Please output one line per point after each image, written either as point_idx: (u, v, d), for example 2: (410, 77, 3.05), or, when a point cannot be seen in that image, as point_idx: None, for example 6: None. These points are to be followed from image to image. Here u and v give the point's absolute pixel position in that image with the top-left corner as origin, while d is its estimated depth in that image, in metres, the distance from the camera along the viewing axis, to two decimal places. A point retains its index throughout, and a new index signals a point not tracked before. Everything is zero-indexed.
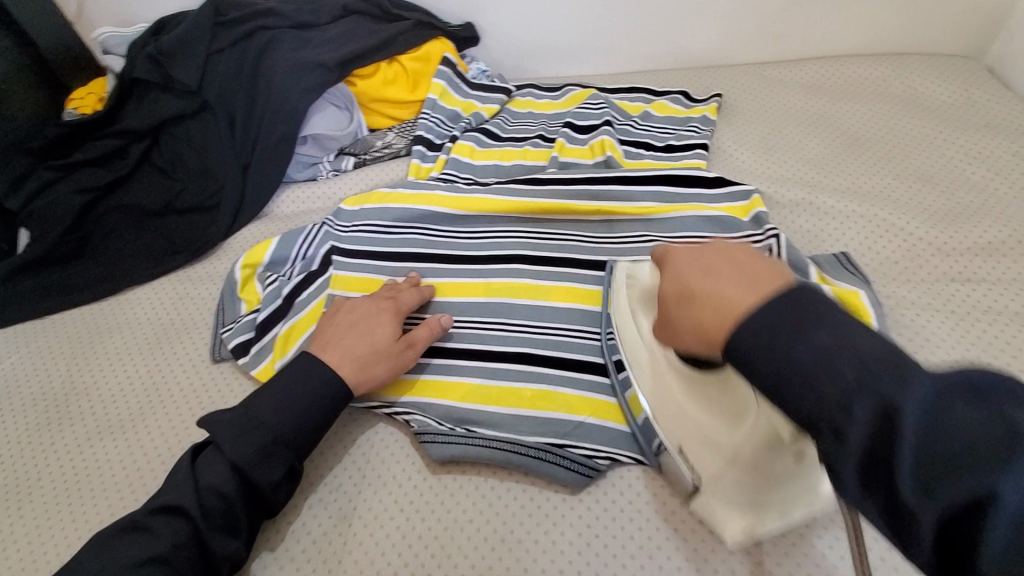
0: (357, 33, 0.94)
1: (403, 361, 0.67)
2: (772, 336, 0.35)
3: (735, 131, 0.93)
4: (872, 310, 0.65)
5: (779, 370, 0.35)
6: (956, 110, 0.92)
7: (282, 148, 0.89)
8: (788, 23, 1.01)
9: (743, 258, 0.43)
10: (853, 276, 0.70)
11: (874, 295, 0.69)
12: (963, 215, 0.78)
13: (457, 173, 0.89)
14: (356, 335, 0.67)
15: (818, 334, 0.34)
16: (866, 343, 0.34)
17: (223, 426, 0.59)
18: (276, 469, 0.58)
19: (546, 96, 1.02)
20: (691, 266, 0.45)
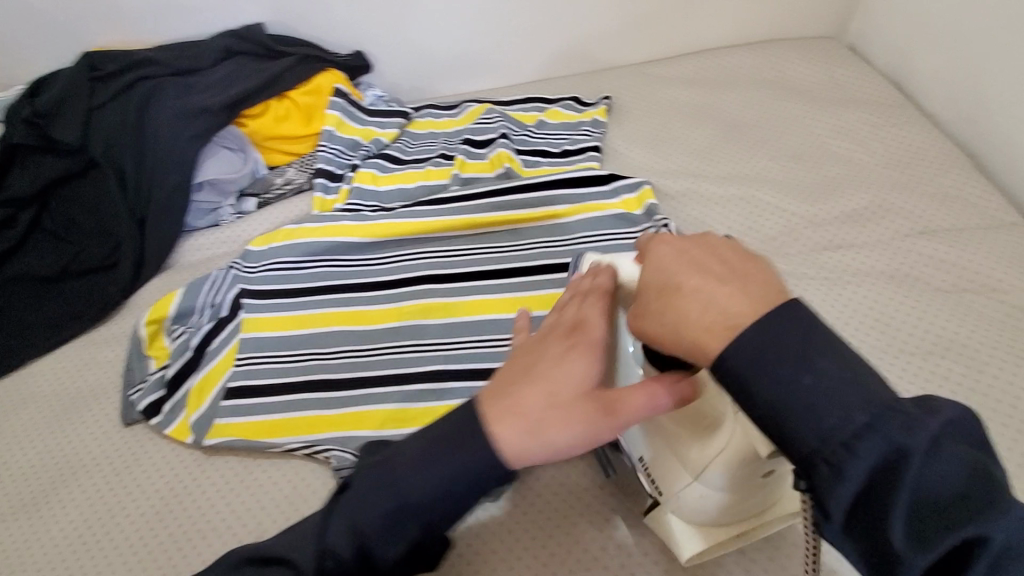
0: (242, 73, 0.93)
1: (602, 422, 0.45)
2: (775, 355, 0.38)
3: (626, 130, 0.98)
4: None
5: (774, 394, 0.38)
6: (823, 89, 0.99)
7: (176, 197, 0.88)
8: (665, 23, 1.07)
9: (734, 261, 0.43)
10: None
11: None
12: (832, 187, 0.85)
13: (361, 203, 0.90)
14: (523, 380, 0.47)
15: (827, 357, 0.38)
16: (856, 372, 0.37)
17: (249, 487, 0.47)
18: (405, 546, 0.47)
19: (445, 114, 1.04)
20: (679, 261, 0.44)
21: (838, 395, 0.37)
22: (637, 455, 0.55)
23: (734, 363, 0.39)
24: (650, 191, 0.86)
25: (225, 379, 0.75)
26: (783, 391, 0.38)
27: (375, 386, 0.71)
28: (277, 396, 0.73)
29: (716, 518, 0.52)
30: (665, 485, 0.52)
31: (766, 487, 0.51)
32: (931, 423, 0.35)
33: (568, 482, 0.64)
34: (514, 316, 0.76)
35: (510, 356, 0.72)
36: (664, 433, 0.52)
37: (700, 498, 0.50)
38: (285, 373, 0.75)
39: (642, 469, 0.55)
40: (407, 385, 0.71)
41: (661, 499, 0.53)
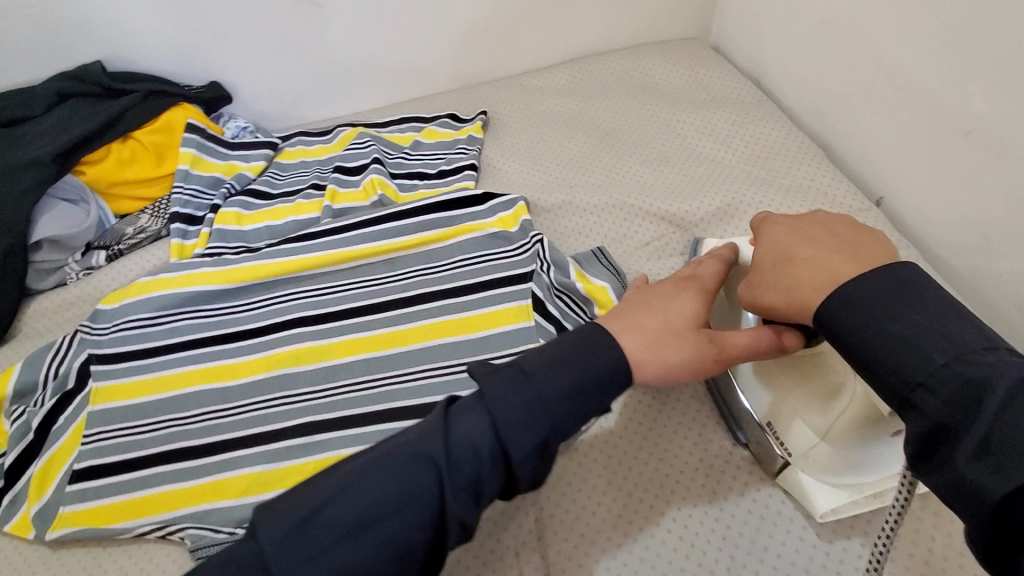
0: (77, 117, 0.85)
1: (700, 364, 0.53)
2: (873, 299, 0.43)
3: (501, 147, 0.96)
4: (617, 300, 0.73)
5: (871, 329, 0.43)
6: (691, 88, 1.01)
7: (7, 262, 0.78)
8: (535, 34, 1.07)
9: (847, 235, 0.50)
10: (608, 270, 0.76)
11: (625, 285, 0.75)
12: (698, 186, 0.85)
13: (223, 245, 0.84)
14: (643, 309, 0.55)
15: (912, 311, 0.42)
16: (956, 329, 0.41)
17: (508, 423, 0.45)
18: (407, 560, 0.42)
19: (318, 140, 0.99)
20: (791, 236, 0.52)
21: (954, 338, 0.40)
22: (764, 422, 0.60)
23: (828, 316, 0.45)
24: (525, 208, 0.84)
25: (71, 462, 0.68)
26: (880, 331, 0.42)
27: (235, 450, 0.66)
28: (128, 474, 0.66)
29: (835, 473, 0.56)
30: (794, 447, 0.58)
31: (878, 446, 0.54)
32: (999, 372, 0.38)
33: None
34: (389, 352, 0.73)
35: (383, 396, 0.69)
36: (796, 397, 0.58)
37: (822, 451, 0.56)
38: (138, 446, 0.68)
39: (770, 436, 0.60)
40: (275, 442, 0.67)
41: (791, 460, 0.59)
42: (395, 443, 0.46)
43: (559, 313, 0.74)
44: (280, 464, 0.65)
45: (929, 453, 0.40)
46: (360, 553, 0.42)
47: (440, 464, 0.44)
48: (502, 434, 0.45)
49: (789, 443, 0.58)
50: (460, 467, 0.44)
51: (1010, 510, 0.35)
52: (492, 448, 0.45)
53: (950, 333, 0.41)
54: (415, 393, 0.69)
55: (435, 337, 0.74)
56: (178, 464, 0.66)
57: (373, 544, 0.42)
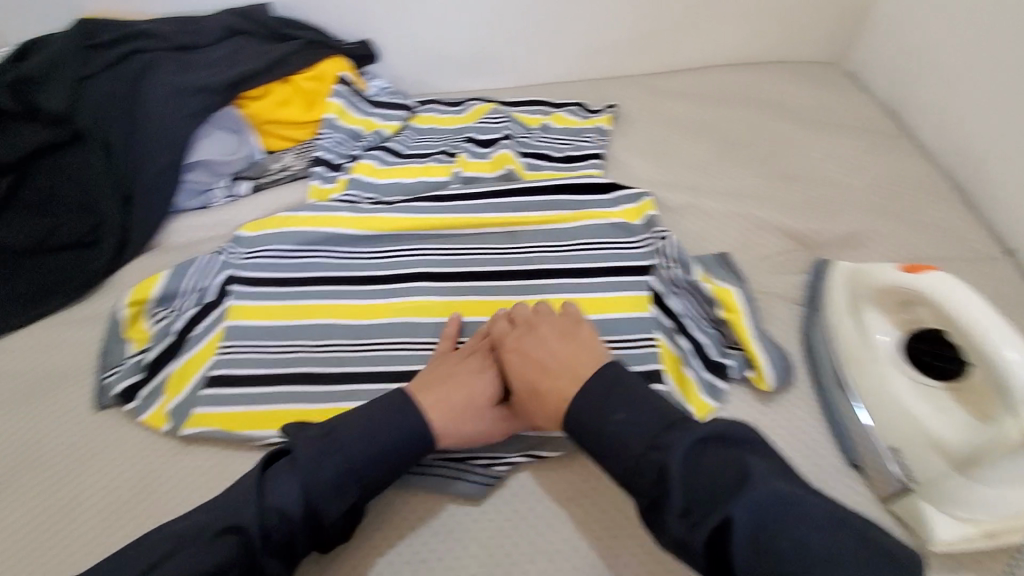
0: (245, 54, 0.91)
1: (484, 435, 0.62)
2: (609, 405, 0.55)
3: (629, 140, 0.98)
4: (745, 308, 0.69)
5: (644, 438, 0.52)
6: (823, 113, 1.00)
7: (167, 177, 0.84)
8: (671, 37, 1.08)
9: (568, 336, 0.63)
10: (730, 275, 0.74)
11: (749, 291, 0.72)
12: (828, 209, 0.83)
13: (359, 194, 0.89)
14: (460, 387, 0.62)
15: (618, 414, 0.54)
16: (673, 412, 0.54)
17: (342, 459, 0.55)
18: (279, 537, 0.52)
19: (449, 110, 1.03)
20: (535, 344, 0.63)
21: (647, 425, 0.53)
22: (886, 446, 0.59)
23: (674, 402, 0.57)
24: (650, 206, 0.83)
25: (207, 367, 0.72)
26: (612, 415, 0.54)
27: (358, 383, 0.70)
28: (260, 388, 0.71)
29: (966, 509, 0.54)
30: (919, 472, 0.57)
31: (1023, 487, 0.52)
32: (682, 443, 0.50)
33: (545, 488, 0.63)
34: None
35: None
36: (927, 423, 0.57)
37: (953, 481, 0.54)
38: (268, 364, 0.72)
39: (891, 457, 0.59)
40: (398, 385, 0.69)
41: (913, 485, 0.57)
42: (313, 457, 0.54)
43: (678, 308, 0.72)
44: None
45: (659, 513, 0.50)
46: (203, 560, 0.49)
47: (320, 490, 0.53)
48: (360, 469, 0.55)
49: (913, 467, 0.57)
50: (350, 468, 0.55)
51: (713, 549, 0.46)
52: (299, 506, 0.52)
53: (654, 412, 0.54)
54: None
55: (556, 311, 0.75)
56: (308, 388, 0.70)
57: (262, 543, 0.51)
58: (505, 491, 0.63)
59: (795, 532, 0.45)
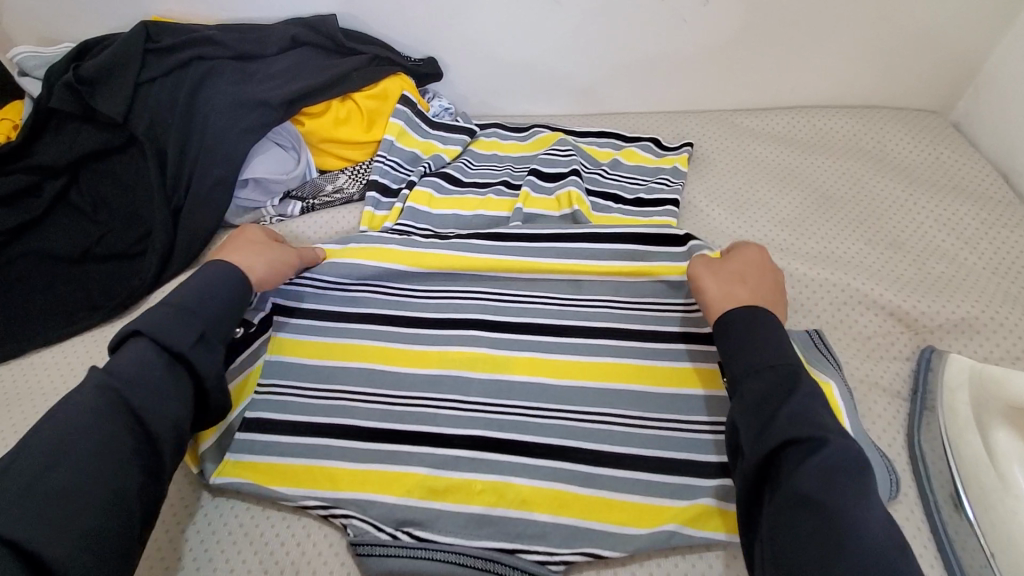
0: (307, 67, 0.86)
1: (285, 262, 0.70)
2: (749, 334, 0.56)
3: (706, 184, 0.90)
4: (841, 407, 0.61)
5: (765, 358, 0.53)
6: (926, 170, 0.90)
7: (218, 193, 0.81)
8: (761, 74, 1.00)
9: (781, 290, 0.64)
10: (826, 360, 0.65)
11: (846, 381, 0.64)
12: (936, 286, 0.74)
13: (413, 225, 0.82)
14: (241, 242, 0.69)
15: (754, 347, 0.54)
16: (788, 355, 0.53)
17: (185, 311, 0.56)
18: (193, 338, 0.55)
19: (512, 136, 0.96)
20: (771, 277, 0.64)
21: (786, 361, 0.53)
22: None
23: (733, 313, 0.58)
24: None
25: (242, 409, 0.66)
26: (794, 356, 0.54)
27: (400, 444, 0.63)
28: (295, 437, 0.64)
29: None
30: None
31: None
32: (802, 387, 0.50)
33: None
34: (573, 385, 0.66)
35: (566, 434, 0.62)
36: None
37: None
38: (300, 415, 0.66)
39: None
40: (446, 448, 0.62)
41: None
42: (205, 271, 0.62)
43: None
44: (442, 474, 0.60)
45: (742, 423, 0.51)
46: (149, 343, 0.53)
47: (227, 282, 0.61)
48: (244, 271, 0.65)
49: None
50: (184, 326, 0.55)
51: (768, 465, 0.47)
52: (218, 283, 0.60)
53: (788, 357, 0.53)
54: (599, 439, 0.62)
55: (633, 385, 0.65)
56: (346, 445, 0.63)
57: (202, 318, 0.57)
58: None
59: (836, 481, 0.44)
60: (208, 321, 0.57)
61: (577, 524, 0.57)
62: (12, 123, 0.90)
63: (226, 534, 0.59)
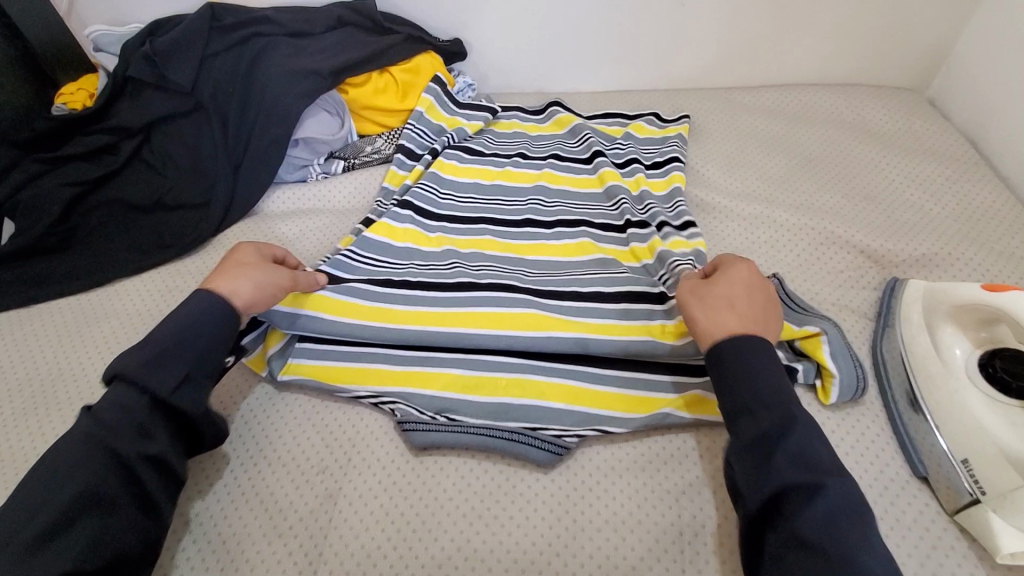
0: (350, 43, 0.98)
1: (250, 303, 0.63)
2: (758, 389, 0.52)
3: (702, 148, 1.01)
4: (818, 328, 0.69)
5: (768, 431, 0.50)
6: (900, 136, 1.01)
7: (273, 150, 0.92)
8: (753, 54, 1.11)
9: (761, 301, 0.61)
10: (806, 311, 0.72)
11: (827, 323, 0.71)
12: (902, 230, 0.84)
13: (437, 189, 0.92)
14: (234, 266, 0.65)
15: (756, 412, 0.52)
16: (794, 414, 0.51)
17: (164, 349, 0.56)
18: (173, 379, 0.55)
19: (533, 118, 1.07)
20: (747, 290, 0.61)
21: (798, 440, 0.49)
22: (957, 456, 0.59)
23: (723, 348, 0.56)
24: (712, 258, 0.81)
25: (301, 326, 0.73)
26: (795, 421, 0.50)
27: (432, 349, 0.71)
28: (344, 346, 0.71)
29: None
30: (990, 485, 0.56)
31: None
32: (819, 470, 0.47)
33: (619, 468, 0.63)
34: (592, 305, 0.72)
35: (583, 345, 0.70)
36: (999, 438, 0.57)
37: None
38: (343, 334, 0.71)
39: (960, 468, 0.58)
40: (473, 354, 0.70)
41: (982, 497, 0.56)
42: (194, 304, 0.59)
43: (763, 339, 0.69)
44: (469, 372, 0.68)
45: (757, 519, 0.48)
46: (125, 392, 0.54)
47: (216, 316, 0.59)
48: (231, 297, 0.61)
49: (985, 480, 0.56)
50: (163, 369, 0.55)
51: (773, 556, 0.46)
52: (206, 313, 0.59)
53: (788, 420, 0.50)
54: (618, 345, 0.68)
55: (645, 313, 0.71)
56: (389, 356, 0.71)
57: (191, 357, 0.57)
58: (572, 463, 0.64)
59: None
60: (203, 357, 0.57)
61: (596, 414, 0.65)
62: (88, 94, 1.02)
63: (290, 418, 0.68)
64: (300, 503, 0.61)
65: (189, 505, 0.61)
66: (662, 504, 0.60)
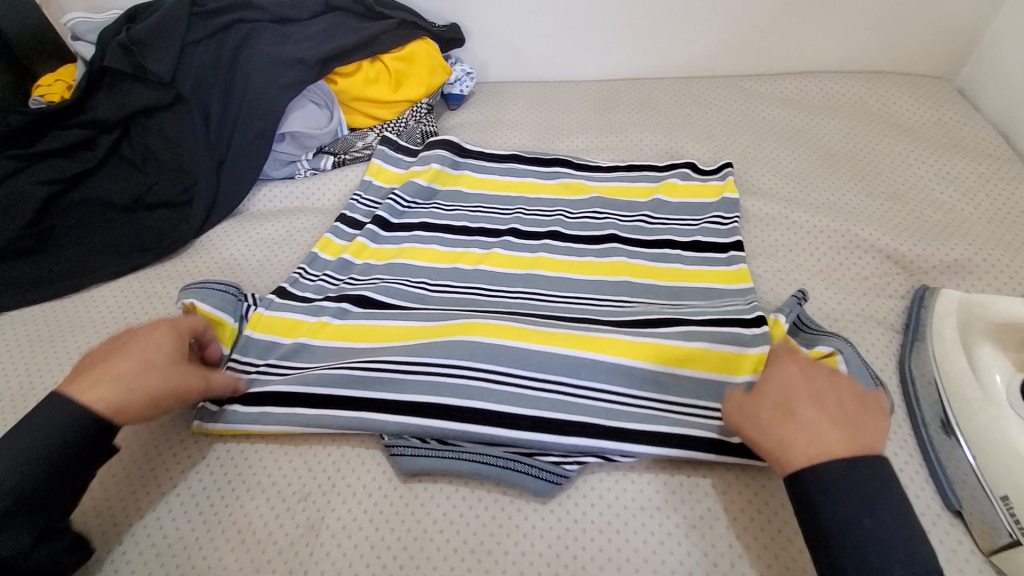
0: (339, 30, 0.92)
1: (183, 391, 0.55)
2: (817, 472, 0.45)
3: (715, 143, 0.95)
4: (833, 347, 0.64)
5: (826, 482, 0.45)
6: (928, 130, 0.94)
7: (258, 146, 0.87)
8: (770, 37, 1.03)
9: (848, 404, 0.48)
10: (827, 334, 0.66)
11: (854, 350, 0.65)
12: (931, 233, 0.78)
13: (409, 279, 0.79)
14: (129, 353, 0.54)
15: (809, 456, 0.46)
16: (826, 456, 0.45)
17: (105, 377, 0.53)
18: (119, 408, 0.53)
19: (532, 172, 0.91)
20: (808, 391, 0.50)
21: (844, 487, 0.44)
22: (996, 492, 0.53)
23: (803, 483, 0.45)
24: (780, 323, 0.67)
25: (281, 355, 0.70)
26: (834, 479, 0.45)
27: (409, 374, 0.65)
28: (304, 409, 0.64)
29: None
30: None
31: None
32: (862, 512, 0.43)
33: (623, 498, 0.59)
34: (588, 331, 0.68)
35: (582, 372, 0.65)
36: None
37: None
38: (313, 382, 0.66)
39: (1001, 507, 0.53)
40: (463, 382, 0.64)
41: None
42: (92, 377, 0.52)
43: None
44: (456, 399, 0.63)
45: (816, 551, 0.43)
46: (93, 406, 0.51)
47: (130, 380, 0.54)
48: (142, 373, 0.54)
49: None
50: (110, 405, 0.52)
51: None
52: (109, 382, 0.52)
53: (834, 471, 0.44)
54: (614, 376, 0.64)
55: (642, 334, 0.67)
56: (358, 393, 0.64)
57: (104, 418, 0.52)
58: (573, 491, 0.60)
59: None
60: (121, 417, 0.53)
61: (596, 444, 0.60)
62: (65, 85, 0.96)
63: (273, 440, 0.65)
64: (280, 535, 0.57)
65: (163, 535, 0.57)
66: (671, 539, 0.56)
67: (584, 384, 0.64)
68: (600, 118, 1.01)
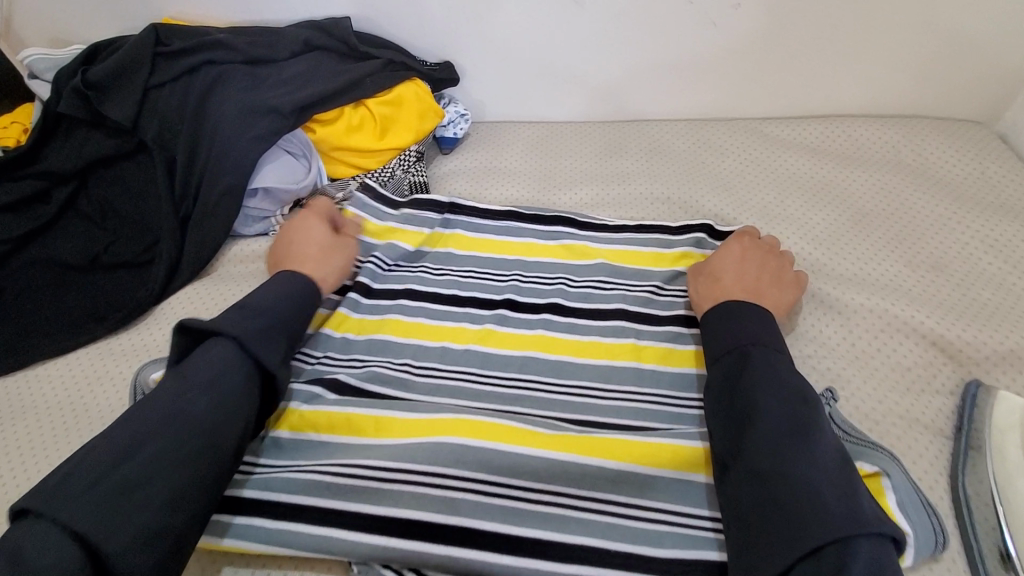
0: (319, 72, 0.83)
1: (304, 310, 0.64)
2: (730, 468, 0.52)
3: (734, 197, 0.86)
4: (878, 465, 0.55)
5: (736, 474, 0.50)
6: (970, 186, 0.85)
7: (226, 202, 0.78)
8: (794, 78, 0.94)
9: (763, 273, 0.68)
10: (872, 447, 0.57)
11: (905, 470, 0.56)
12: (982, 314, 0.69)
13: (391, 360, 0.70)
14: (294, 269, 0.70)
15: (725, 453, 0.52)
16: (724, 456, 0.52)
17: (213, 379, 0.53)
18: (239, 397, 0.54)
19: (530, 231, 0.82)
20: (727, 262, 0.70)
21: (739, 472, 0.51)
22: None
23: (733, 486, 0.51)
24: None
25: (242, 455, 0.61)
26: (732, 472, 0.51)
27: (387, 480, 0.57)
28: (265, 520, 0.55)
29: None
30: None
31: None
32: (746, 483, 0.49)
33: None
34: (589, 430, 0.60)
35: (583, 481, 0.57)
36: None
37: None
38: (274, 491, 0.57)
39: None
40: (451, 494, 0.56)
41: None
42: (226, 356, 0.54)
43: None
44: (440, 517, 0.54)
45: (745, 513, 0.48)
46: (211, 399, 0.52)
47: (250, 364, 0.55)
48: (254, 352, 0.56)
49: None
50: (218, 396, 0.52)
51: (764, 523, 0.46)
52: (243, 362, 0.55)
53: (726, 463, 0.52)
54: (621, 488, 0.56)
55: (650, 436, 0.59)
56: (320, 503, 0.56)
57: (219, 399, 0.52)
58: None
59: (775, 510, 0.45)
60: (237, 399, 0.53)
61: None
62: (22, 128, 0.88)
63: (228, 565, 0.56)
64: None
65: None
66: None
67: (587, 496, 0.56)
68: (608, 165, 0.93)
